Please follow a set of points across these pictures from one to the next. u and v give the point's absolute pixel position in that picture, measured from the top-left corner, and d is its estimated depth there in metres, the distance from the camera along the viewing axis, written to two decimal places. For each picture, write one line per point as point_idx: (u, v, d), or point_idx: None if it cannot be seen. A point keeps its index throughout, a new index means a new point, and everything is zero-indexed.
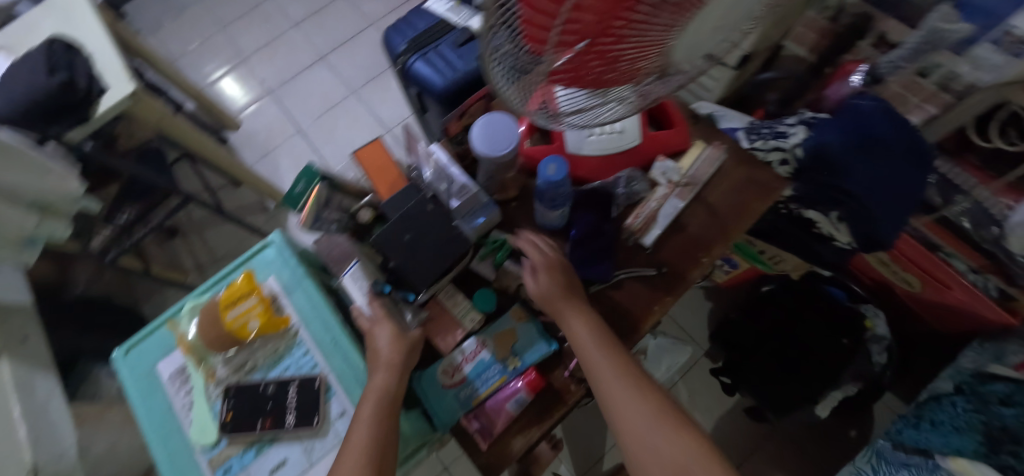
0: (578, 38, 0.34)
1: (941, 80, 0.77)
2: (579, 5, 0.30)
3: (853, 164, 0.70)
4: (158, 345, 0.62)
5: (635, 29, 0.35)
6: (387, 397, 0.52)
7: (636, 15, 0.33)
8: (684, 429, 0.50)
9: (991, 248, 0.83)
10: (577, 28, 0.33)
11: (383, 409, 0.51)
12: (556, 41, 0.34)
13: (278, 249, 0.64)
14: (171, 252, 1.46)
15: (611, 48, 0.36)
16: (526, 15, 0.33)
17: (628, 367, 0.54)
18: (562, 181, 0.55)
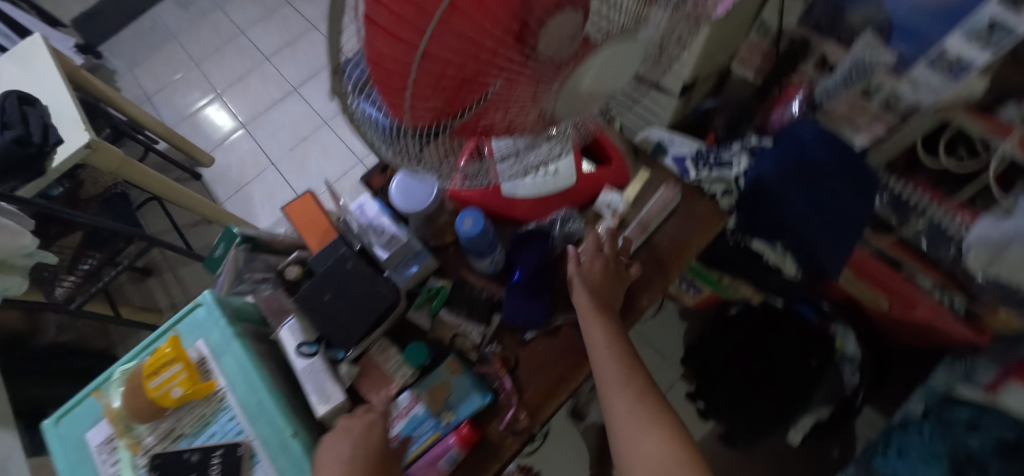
0: (434, 110, 0.33)
1: (884, 102, 0.74)
2: (420, 85, 0.30)
3: (789, 194, 0.68)
4: (87, 414, 0.61)
5: (496, 98, 0.34)
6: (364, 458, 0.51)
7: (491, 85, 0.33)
8: (675, 431, 0.50)
9: (951, 267, 0.81)
10: (429, 104, 0.32)
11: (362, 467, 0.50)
12: (412, 114, 0.33)
13: (209, 309, 0.62)
14: (145, 291, 1.46)
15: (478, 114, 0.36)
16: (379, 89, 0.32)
17: (632, 370, 0.55)
18: (480, 234, 0.54)
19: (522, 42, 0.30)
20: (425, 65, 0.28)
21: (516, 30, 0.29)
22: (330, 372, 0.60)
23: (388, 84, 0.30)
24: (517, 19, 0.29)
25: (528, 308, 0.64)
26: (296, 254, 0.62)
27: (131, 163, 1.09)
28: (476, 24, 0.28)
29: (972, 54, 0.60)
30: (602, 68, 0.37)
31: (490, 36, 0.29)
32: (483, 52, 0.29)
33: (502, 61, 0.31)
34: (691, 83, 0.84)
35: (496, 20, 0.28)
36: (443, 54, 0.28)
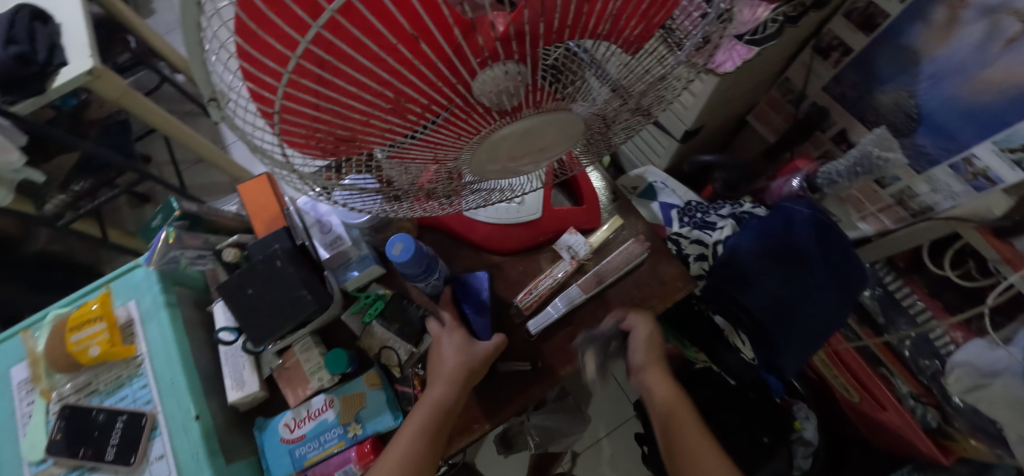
0: (320, 145, 0.29)
1: (897, 194, 0.68)
2: (292, 113, 0.25)
3: (762, 276, 0.63)
4: (14, 350, 0.62)
5: (398, 147, 0.30)
6: (436, 410, 0.53)
7: (386, 133, 0.28)
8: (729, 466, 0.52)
9: (929, 382, 0.75)
10: (312, 139, 0.28)
11: (431, 420, 0.52)
12: (292, 144, 0.28)
13: (146, 272, 0.62)
14: (140, 217, 1.49)
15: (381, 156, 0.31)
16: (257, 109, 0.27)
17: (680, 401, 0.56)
18: (410, 259, 0.53)
19: (406, 111, 0.26)
20: (290, 111, 0.25)
21: (394, 100, 0.25)
22: (251, 360, 0.61)
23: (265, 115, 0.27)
24: (391, 90, 0.24)
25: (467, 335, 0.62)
26: (237, 238, 0.62)
27: (133, 95, 1.09)
28: (336, 90, 0.24)
29: (1001, 169, 0.54)
30: (526, 137, 0.33)
31: (358, 102, 0.25)
32: (355, 117, 0.26)
33: (383, 127, 0.27)
34: (695, 130, 0.78)
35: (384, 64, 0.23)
36: (305, 112, 0.25)
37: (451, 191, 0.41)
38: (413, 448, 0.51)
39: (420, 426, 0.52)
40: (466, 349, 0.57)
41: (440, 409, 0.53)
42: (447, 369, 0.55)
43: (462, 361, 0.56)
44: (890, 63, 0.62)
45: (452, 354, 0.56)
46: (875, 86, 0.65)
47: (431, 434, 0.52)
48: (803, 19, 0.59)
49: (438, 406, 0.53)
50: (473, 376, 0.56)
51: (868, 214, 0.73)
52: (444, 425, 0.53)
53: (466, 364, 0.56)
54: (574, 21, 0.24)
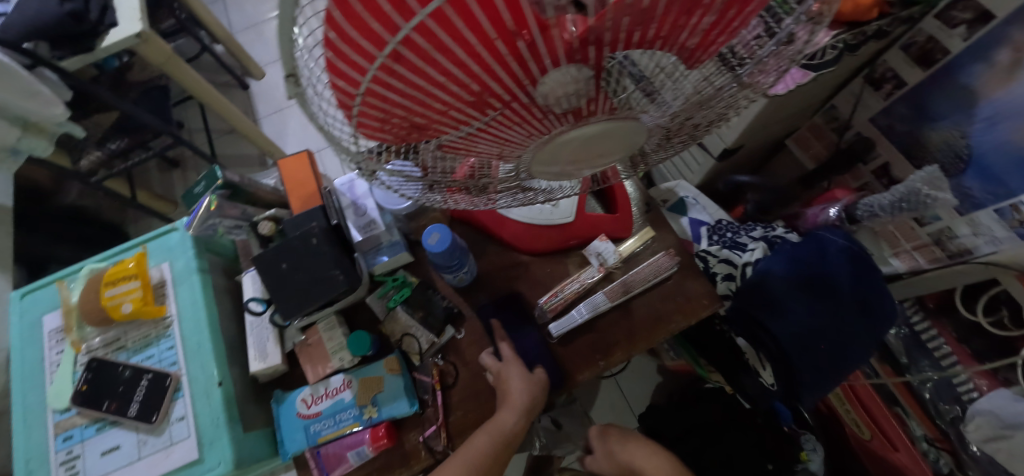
0: (393, 129, 0.29)
1: (936, 234, 0.65)
2: (376, 96, 0.25)
3: (791, 303, 0.62)
4: (48, 299, 0.63)
5: (467, 139, 0.30)
6: (501, 437, 0.55)
7: (461, 123, 0.28)
8: None
9: (947, 427, 0.75)
10: (387, 122, 0.28)
11: (492, 447, 0.54)
12: (366, 126, 0.29)
13: (182, 236, 0.63)
14: (168, 181, 1.52)
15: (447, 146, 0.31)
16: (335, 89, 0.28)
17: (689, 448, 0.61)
18: (444, 251, 0.54)
19: (486, 105, 0.26)
20: (373, 95, 0.25)
21: (477, 94, 0.25)
22: (275, 333, 0.62)
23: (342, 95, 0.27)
24: (478, 84, 0.25)
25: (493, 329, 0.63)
26: (273, 212, 0.63)
27: (176, 61, 1.11)
28: (425, 80, 0.24)
29: None
30: (590, 141, 0.33)
31: (443, 92, 0.25)
32: (435, 106, 0.26)
33: (460, 118, 0.27)
34: (733, 149, 0.78)
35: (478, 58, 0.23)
36: (388, 97, 0.25)
37: (500, 189, 0.42)
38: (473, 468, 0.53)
39: (485, 444, 0.54)
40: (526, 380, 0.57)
41: (502, 433, 0.55)
42: (510, 401, 0.56)
43: (525, 395, 0.56)
44: (946, 101, 0.61)
45: (516, 386, 0.57)
46: (927, 122, 0.64)
47: (491, 461, 0.54)
48: (861, 48, 0.58)
49: (501, 434, 0.55)
50: (534, 409, 0.56)
51: (901, 251, 0.71)
52: (503, 449, 0.55)
53: (529, 397, 0.56)
54: (668, 34, 0.25)
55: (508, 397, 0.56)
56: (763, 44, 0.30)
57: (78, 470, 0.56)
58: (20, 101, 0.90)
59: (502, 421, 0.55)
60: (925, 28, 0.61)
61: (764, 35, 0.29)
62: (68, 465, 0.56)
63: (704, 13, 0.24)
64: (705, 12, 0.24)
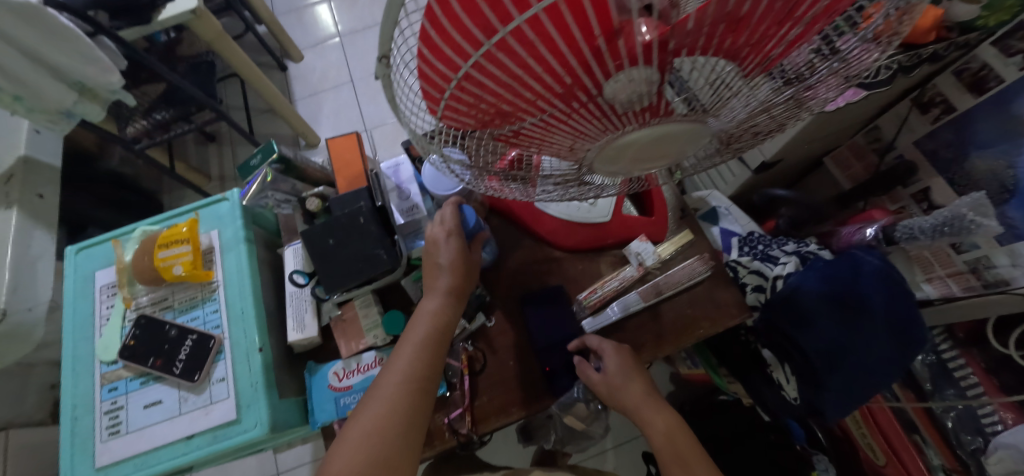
0: (471, 111, 0.31)
1: (972, 262, 0.65)
2: (469, 79, 0.28)
3: (820, 320, 0.62)
4: (102, 256, 0.66)
5: (539, 128, 0.31)
6: (437, 321, 0.56)
7: (539, 112, 0.30)
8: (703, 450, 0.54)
9: (967, 457, 0.73)
10: (467, 104, 0.30)
11: (432, 332, 0.55)
12: (446, 107, 0.31)
13: (232, 206, 0.65)
14: (203, 154, 1.56)
15: (515, 134, 0.33)
16: (423, 69, 0.30)
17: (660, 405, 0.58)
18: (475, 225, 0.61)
19: (571, 97, 0.28)
20: (469, 78, 0.28)
21: (568, 86, 0.27)
22: (314, 306, 0.64)
23: (434, 78, 0.30)
24: (571, 76, 0.27)
25: (528, 319, 0.65)
26: (321, 190, 0.65)
27: (225, 38, 1.15)
28: (523, 69, 0.26)
29: None
30: (654, 141, 0.34)
31: (536, 82, 0.27)
32: (526, 95, 0.28)
33: (544, 108, 0.29)
34: (771, 163, 0.78)
35: (579, 52, 0.25)
36: (483, 82, 0.28)
37: (546, 183, 0.43)
38: (415, 358, 0.53)
39: (426, 331, 0.55)
40: (425, 319, 0.55)
41: (439, 317, 0.56)
42: (412, 344, 0.54)
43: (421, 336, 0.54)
44: (994, 129, 0.61)
45: (415, 328, 0.55)
46: (973, 149, 0.64)
47: (402, 405, 0.50)
48: (916, 71, 0.58)
49: (408, 381, 0.52)
50: (435, 348, 0.54)
51: (934, 277, 0.71)
52: (445, 332, 0.56)
53: (425, 338, 0.54)
54: (756, 42, 0.26)
55: (433, 284, 0.57)
56: (824, 63, 0.30)
57: (121, 420, 0.58)
58: (80, 65, 0.94)
59: (402, 361, 0.53)
60: (980, 56, 0.62)
61: (825, 57, 0.30)
62: (111, 415, 0.58)
63: (793, 25, 0.26)
64: (794, 24, 0.26)
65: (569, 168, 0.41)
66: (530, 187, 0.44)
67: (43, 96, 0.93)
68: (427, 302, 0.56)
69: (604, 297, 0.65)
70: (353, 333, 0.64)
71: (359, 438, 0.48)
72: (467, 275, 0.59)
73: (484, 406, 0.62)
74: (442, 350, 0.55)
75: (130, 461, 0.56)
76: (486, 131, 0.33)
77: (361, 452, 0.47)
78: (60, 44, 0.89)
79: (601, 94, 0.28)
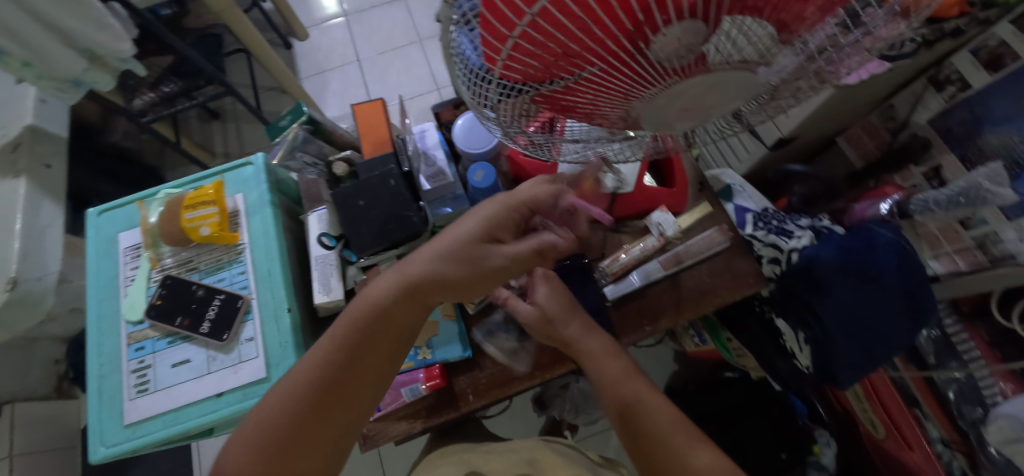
0: (534, 52, 0.31)
1: (980, 238, 0.66)
2: (543, 17, 0.28)
3: (836, 289, 0.64)
4: (125, 218, 0.66)
5: (599, 70, 0.33)
6: (370, 311, 0.50)
7: (607, 50, 0.30)
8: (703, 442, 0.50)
9: (967, 428, 0.76)
10: (534, 46, 0.30)
11: (359, 324, 0.49)
12: (511, 49, 0.31)
13: (256, 170, 0.65)
14: (207, 131, 1.55)
15: (572, 77, 0.34)
16: (487, 13, 0.30)
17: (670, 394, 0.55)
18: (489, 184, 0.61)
19: (638, 36, 0.30)
20: (544, 15, 0.28)
21: (639, 23, 0.29)
22: (339, 269, 0.64)
23: (498, 23, 0.30)
24: (644, 14, 0.28)
25: None
26: (347, 154, 0.66)
27: (235, 11, 1.13)
28: (601, 6, 0.27)
29: None
30: (702, 93, 0.36)
31: (608, 19, 0.28)
32: (596, 32, 0.29)
33: (611, 50, 0.30)
34: (788, 139, 0.80)
35: None
36: (557, 19, 0.28)
37: (569, 144, 0.47)
38: (335, 348, 0.49)
39: (353, 319, 0.50)
40: (392, 280, 0.50)
41: (377, 308, 0.50)
42: (365, 303, 0.50)
43: (375, 296, 0.50)
44: (1008, 105, 0.63)
45: (375, 287, 0.51)
46: (987, 125, 0.66)
47: (327, 372, 0.48)
48: (936, 45, 0.62)
49: (318, 369, 0.48)
50: (383, 316, 0.50)
51: (942, 253, 0.72)
52: (378, 327, 0.50)
53: (387, 301, 0.50)
54: None
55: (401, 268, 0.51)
56: (847, 34, 0.34)
57: (148, 379, 0.58)
58: (91, 32, 0.92)
59: (324, 342, 0.49)
60: (999, 33, 0.64)
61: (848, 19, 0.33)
62: (139, 374, 0.59)
63: None
64: None
65: (598, 129, 0.45)
66: (562, 145, 0.47)
67: (53, 61, 0.92)
68: (372, 288, 0.50)
69: (622, 266, 0.66)
70: None
71: (283, 387, 0.48)
72: (449, 277, 0.49)
73: (507, 371, 0.63)
74: (369, 346, 0.50)
75: (158, 418, 0.57)
76: (542, 75, 0.34)
77: (276, 406, 0.47)
78: (70, 9, 0.87)
79: (672, 33, 0.29)
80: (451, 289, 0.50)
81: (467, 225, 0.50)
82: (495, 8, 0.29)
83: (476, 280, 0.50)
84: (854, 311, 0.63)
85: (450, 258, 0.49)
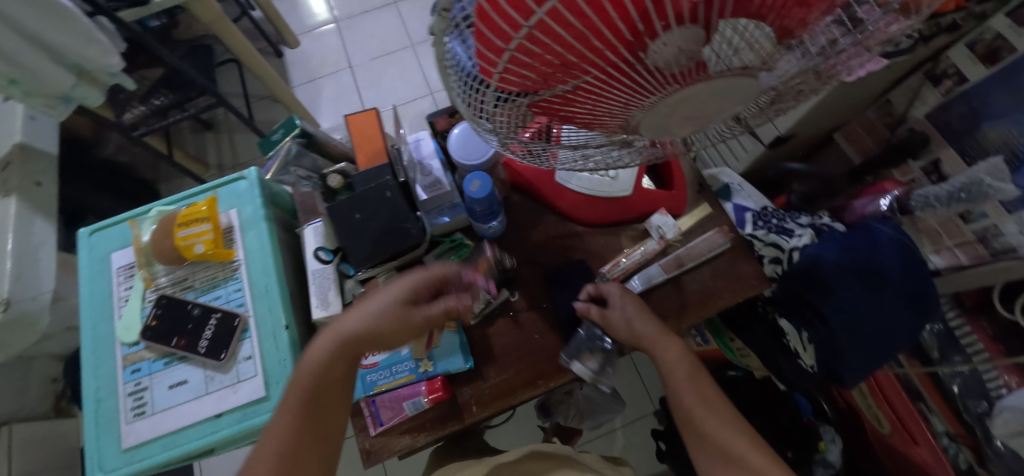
0: (530, 64, 0.30)
1: (980, 231, 0.66)
2: (540, 29, 0.27)
3: (839, 288, 0.64)
4: (117, 238, 0.65)
5: (597, 80, 0.32)
6: (316, 370, 0.51)
7: (606, 60, 0.30)
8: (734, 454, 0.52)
9: (973, 421, 0.76)
10: (530, 58, 0.30)
11: (308, 385, 0.50)
12: (508, 60, 0.30)
13: (250, 185, 0.64)
14: (200, 143, 1.53)
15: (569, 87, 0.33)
16: (483, 25, 0.29)
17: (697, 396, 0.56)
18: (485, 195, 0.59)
19: (637, 45, 0.29)
20: (542, 26, 0.27)
21: (638, 33, 0.28)
22: (337, 283, 0.63)
23: (494, 34, 0.29)
24: (643, 23, 0.27)
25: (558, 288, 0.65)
26: (342, 166, 0.65)
27: (226, 22, 1.13)
28: (600, 16, 0.27)
29: None
30: (703, 100, 0.35)
31: (607, 30, 0.27)
32: (594, 42, 0.28)
33: (609, 60, 0.30)
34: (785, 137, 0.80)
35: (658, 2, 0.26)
36: (555, 31, 0.27)
37: (566, 152, 0.46)
38: (293, 415, 0.50)
39: (301, 382, 0.51)
40: (326, 343, 0.52)
41: (325, 365, 0.51)
42: (309, 363, 0.51)
43: (320, 354, 0.51)
44: (1007, 97, 0.62)
45: (315, 344, 0.52)
46: (986, 120, 0.65)
47: (290, 440, 0.50)
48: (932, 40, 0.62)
49: (282, 439, 0.49)
50: (332, 372, 0.51)
51: (943, 248, 0.71)
52: (327, 384, 0.51)
53: (328, 361, 0.51)
54: None
55: (338, 326, 0.52)
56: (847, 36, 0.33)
57: (146, 401, 0.57)
58: (80, 47, 0.91)
59: (282, 410, 0.50)
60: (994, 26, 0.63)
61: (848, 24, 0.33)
62: (136, 396, 0.58)
63: None
64: None
65: (597, 135, 0.43)
66: (559, 152, 0.46)
67: (41, 78, 0.91)
68: (313, 348, 0.52)
69: (622, 271, 0.66)
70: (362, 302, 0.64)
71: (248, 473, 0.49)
72: (389, 333, 0.53)
73: (512, 381, 0.63)
74: (321, 405, 0.51)
75: (157, 441, 0.56)
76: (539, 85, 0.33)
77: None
78: (56, 23, 0.86)
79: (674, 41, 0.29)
80: (389, 341, 0.53)
81: (392, 291, 0.53)
82: (490, 20, 0.28)
83: (407, 334, 0.53)
84: (859, 310, 0.63)
85: (388, 318, 0.52)
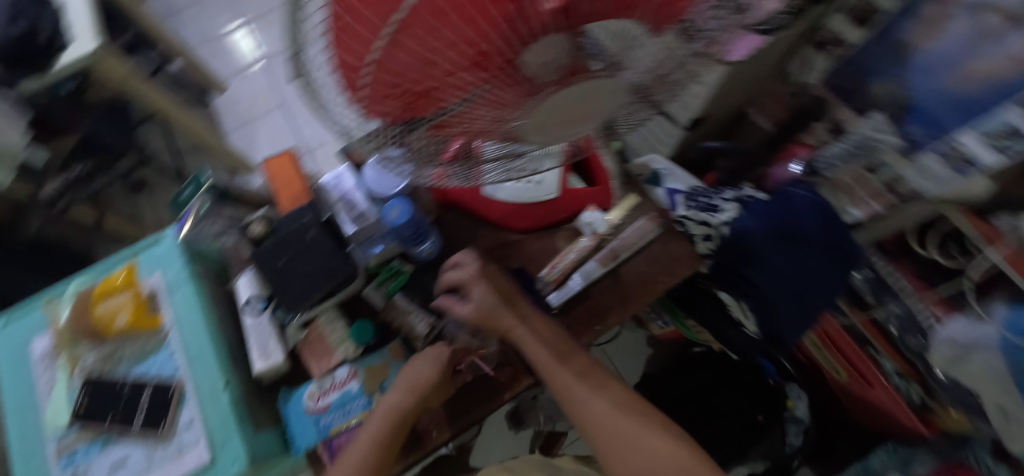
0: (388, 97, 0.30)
1: (888, 181, 0.69)
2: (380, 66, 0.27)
3: (767, 255, 0.66)
4: (33, 325, 0.61)
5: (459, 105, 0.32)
6: (393, 419, 0.54)
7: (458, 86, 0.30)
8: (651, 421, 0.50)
9: (914, 357, 0.79)
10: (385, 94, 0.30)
11: (386, 431, 0.54)
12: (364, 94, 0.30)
13: (169, 246, 0.63)
14: (134, 205, 1.47)
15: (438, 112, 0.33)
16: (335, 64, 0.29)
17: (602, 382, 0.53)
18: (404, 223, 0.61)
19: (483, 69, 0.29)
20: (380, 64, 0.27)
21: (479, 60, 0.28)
22: (277, 331, 0.62)
23: (345, 71, 0.29)
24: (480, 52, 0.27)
25: None
26: (263, 213, 0.65)
27: (134, 80, 1.12)
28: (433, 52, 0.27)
29: (981, 154, 0.55)
30: (574, 101, 0.36)
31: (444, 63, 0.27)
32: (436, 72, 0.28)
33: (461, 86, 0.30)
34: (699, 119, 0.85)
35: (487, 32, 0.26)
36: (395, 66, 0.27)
37: (487, 167, 0.47)
38: (368, 456, 0.53)
39: (378, 429, 0.54)
40: (401, 395, 0.55)
41: (397, 413, 0.54)
42: (390, 411, 0.54)
43: (395, 405, 0.55)
44: (884, 58, 0.66)
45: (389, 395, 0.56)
46: (871, 76, 0.69)
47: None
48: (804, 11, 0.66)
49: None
50: (405, 422, 0.54)
51: (859, 201, 0.74)
52: (400, 431, 0.54)
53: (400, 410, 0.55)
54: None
55: (409, 378, 0.56)
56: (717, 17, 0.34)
57: None
58: None
59: (355, 453, 0.53)
60: None
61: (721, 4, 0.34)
62: None
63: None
64: None
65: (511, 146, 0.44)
66: (482, 169, 0.47)
67: None
68: (388, 397, 0.55)
69: (559, 273, 0.66)
70: (307, 346, 0.62)
71: None
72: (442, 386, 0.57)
73: (467, 399, 0.62)
74: (393, 453, 0.54)
75: None
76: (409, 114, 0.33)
77: None
78: None
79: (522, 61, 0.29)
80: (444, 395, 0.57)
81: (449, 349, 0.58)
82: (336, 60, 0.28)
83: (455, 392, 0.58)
84: (789, 273, 0.66)
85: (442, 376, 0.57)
